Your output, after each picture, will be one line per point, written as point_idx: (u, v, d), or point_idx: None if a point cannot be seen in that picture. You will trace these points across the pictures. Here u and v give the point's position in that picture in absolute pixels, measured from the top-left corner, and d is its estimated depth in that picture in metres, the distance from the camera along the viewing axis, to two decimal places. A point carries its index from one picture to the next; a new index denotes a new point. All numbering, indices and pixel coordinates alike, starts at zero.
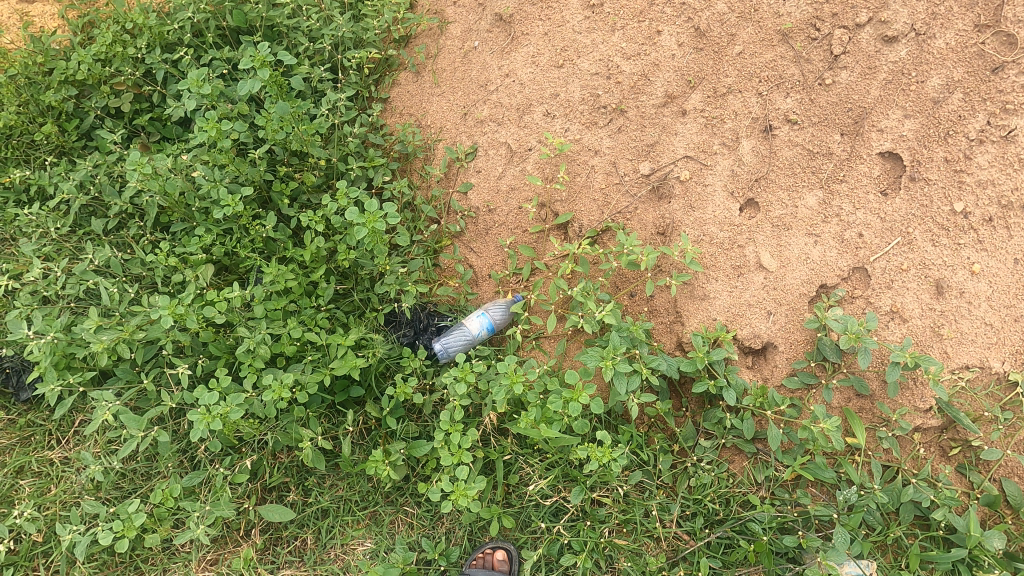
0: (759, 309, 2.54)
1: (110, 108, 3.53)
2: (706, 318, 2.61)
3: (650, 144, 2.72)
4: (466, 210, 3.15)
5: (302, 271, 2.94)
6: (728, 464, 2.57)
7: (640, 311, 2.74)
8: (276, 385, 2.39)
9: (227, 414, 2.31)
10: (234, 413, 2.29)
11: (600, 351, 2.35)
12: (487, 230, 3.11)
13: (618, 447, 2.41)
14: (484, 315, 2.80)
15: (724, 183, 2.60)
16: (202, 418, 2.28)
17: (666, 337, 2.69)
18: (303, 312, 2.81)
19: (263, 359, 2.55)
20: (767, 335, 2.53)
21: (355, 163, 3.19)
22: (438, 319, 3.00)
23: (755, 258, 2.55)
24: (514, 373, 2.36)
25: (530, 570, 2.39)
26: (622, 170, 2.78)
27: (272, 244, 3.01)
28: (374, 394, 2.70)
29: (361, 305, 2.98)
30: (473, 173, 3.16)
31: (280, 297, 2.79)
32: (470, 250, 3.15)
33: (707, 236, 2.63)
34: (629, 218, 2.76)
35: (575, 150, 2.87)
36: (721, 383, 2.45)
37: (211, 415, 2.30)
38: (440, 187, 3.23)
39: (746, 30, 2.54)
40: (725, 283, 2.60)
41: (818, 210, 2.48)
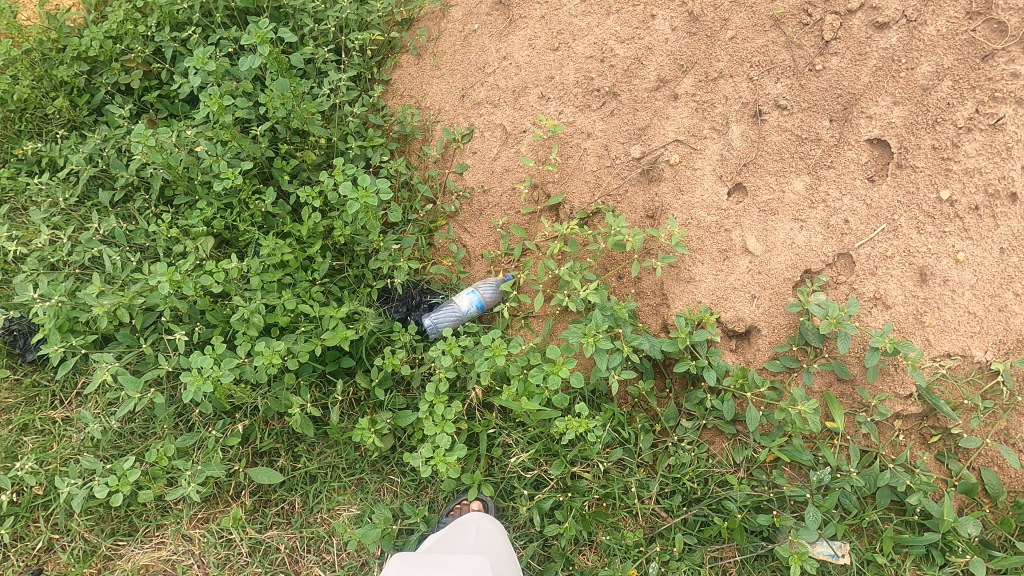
0: (744, 292, 2.57)
1: (121, 85, 3.63)
2: (690, 300, 2.65)
3: (641, 128, 2.75)
4: (461, 191, 3.21)
5: (300, 245, 3.03)
6: (709, 445, 2.61)
7: (627, 293, 2.80)
8: (268, 352, 2.47)
9: (219, 376, 2.43)
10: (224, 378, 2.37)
11: (582, 328, 2.43)
12: (481, 211, 3.17)
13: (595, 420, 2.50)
14: (474, 293, 2.87)
15: (713, 167, 2.62)
16: (195, 379, 2.39)
17: (651, 319, 2.74)
18: (298, 285, 2.89)
19: (257, 328, 2.63)
20: (751, 318, 2.57)
21: (354, 142, 3.26)
22: (430, 296, 3.07)
23: (741, 242, 2.58)
24: (497, 347, 2.45)
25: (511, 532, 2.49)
26: (614, 153, 2.81)
27: (271, 219, 3.09)
28: (365, 366, 2.77)
29: (355, 281, 3.05)
30: (469, 154, 3.20)
31: (276, 270, 2.88)
32: (465, 230, 3.21)
33: (694, 219, 2.66)
34: (619, 201, 2.80)
35: (568, 133, 2.90)
36: (702, 364, 2.50)
37: (203, 376, 2.41)
38: (436, 167, 3.28)
39: (739, 14, 2.55)
40: (710, 266, 2.62)
41: (805, 195, 2.50)
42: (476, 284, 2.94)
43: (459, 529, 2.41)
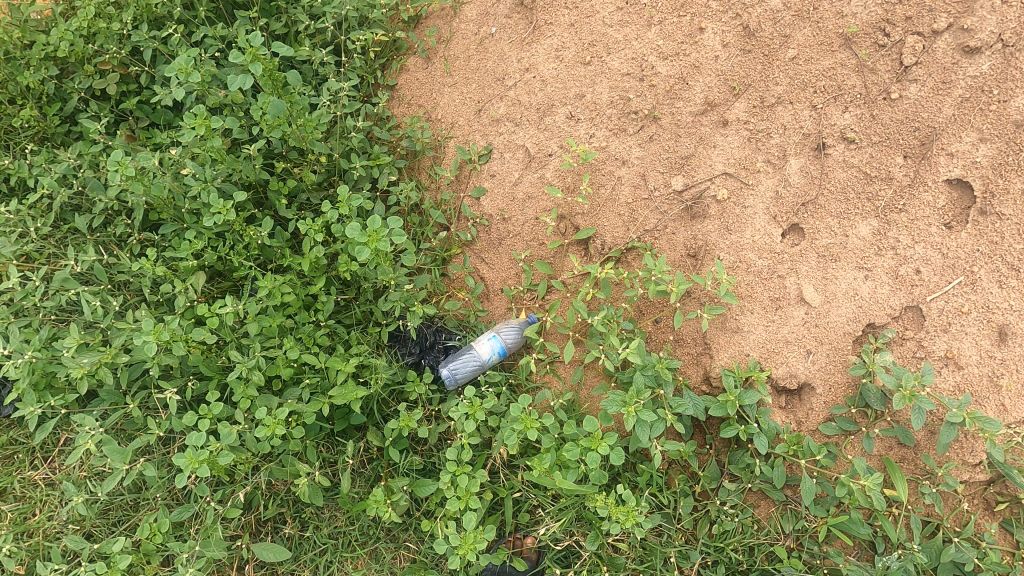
0: (798, 347, 2.32)
1: (95, 90, 3.26)
2: (736, 352, 2.40)
3: (684, 157, 2.45)
4: (478, 217, 2.90)
5: (301, 281, 2.75)
6: (753, 509, 2.41)
7: (664, 339, 2.54)
8: (270, 420, 2.22)
9: (217, 457, 2.17)
10: (222, 456, 2.12)
11: (622, 395, 2.14)
12: (500, 240, 2.87)
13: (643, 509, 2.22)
14: (495, 338, 2.61)
15: (766, 206, 2.34)
16: (189, 462, 2.12)
17: (690, 368, 2.49)
18: (301, 328, 2.63)
19: (257, 385, 2.36)
20: (805, 375, 2.32)
21: (358, 161, 2.93)
22: (445, 337, 2.77)
23: (797, 291, 2.31)
24: (527, 419, 2.20)
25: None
26: (652, 183, 2.51)
27: (268, 251, 2.78)
28: (376, 420, 2.53)
29: (363, 319, 2.80)
30: (486, 177, 2.89)
31: (276, 312, 2.60)
32: (482, 260, 2.92)
33: (743, 263, 2.38)
34: (658, 237, 2.52)
35: (599, 159, 2.59)
36: (753, 430, 2.24)
37: (198, 458, 2.14)
38: (450, 190, 2.97)
39: (803, 31, 2.23)
40: (761, 316, 2.37)
41: (872, 241, 2.22)
42: (497, 327, 2.68)
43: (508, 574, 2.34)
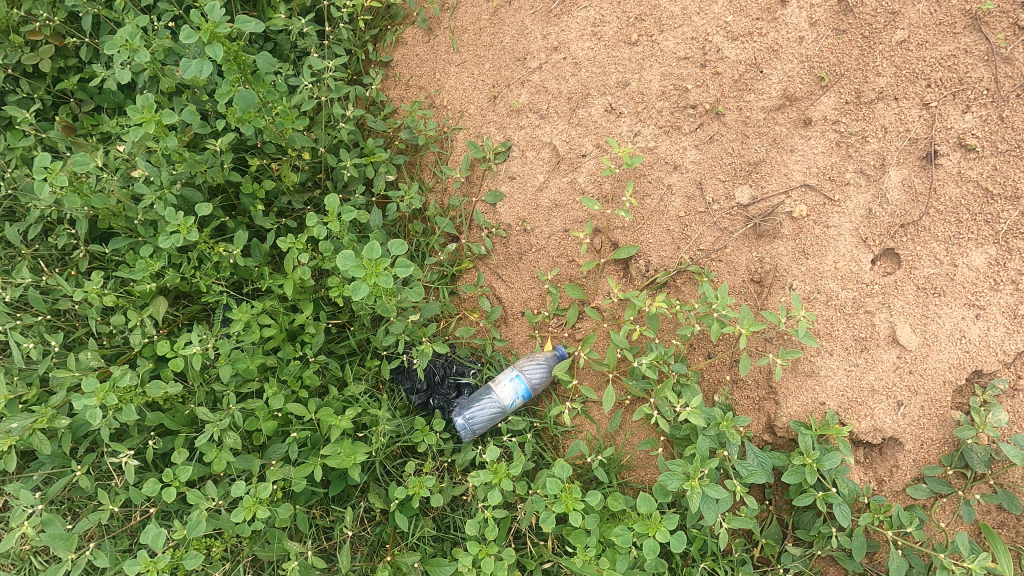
0: (887, 397, 1.94)
1: (26, 66, 2.69)
2: (810, 399, 2.01)
3: (753, 162, 2.01)
4: (494, 227, 2.44)
5: (284, 307, 2.30)
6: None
7: (719, 380, 2.14)
8: (248, 500, 1.78)
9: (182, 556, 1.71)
10: (188, 560, 1.65)
11: (683, 466, 1.75)
12: (520, 254, 2.42)
13: None
14: (519, 378, 2.19)
15: (855, 226, 1.91)
16: (145, 566, 1.66)
17: (750, 415, 2.10)
18: (285, 366, 2.19)
19: (232, 448, 1.93)
20: (892, 430, 1.95)
21: (349, 158, 2.44)
22: (456, 371, 2.36)
23: (889, 330, 1.91)
24: (569, 497, 1.77)
25: None
26: (710, 194, 2.08)
27: (243, 270, 2.31)
28: (377, 477, 2.13)
29: (358, 349, 2.37)
30: (504, 179, 2.42)
31: (255, 349, 2.16)
32: (498, 277, 2.46)
33: (822, 293, 1.97)
34: (716, 258, 2.09)
35: (646, 162, 2.14)
36: (832, 497, 1.88)
37: (157, 560, 1.68)
38: (460, 192, 2.50)
39: (917, 7, 1.79)
40: (842, 359, 1.97)
41: (987, 273, 1.81)
42: (519, 363, 2.25)
43: None
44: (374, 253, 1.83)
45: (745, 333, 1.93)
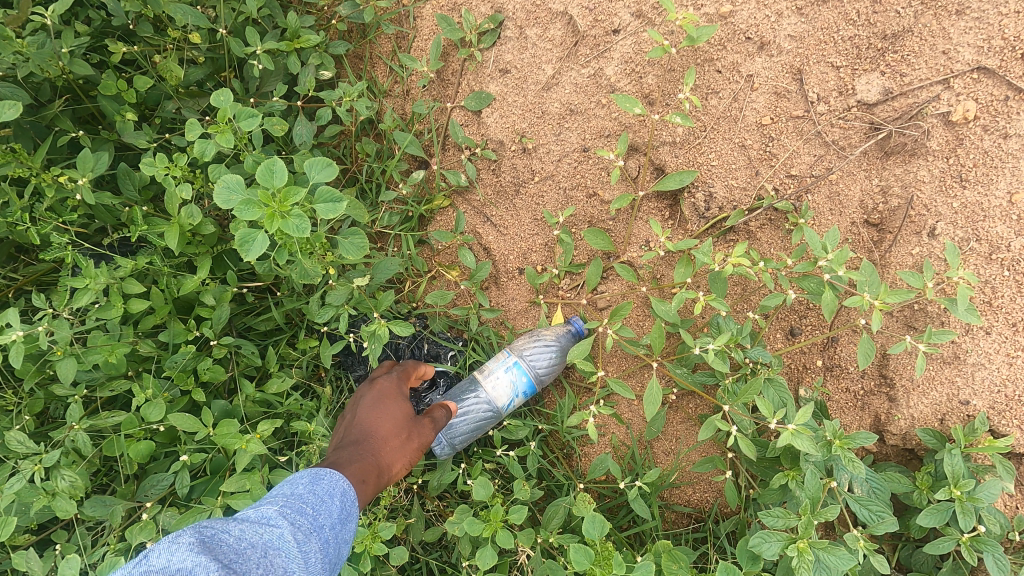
0: None
1: None
2: (946, 398, 1.38)
3: (889, 34, 1.29)
4: (479, 145, 1.69)
5: (170, 266, 1.55)
6: None
7: (806, 366, 1.50)
8: None
9: None
10: None
11: (784, 516, 1.12)
12: (517, 185, 1.68)
13: None
14: (517, 368, 1.49)
15: None
16: None
17: (850, 416, 1.46)
18: (170, 354, 1.47)
19: (74, 491, 1.23)
20: None
21: (261, 41, 1.63)
22: (431, 353, 1.68)
23: None
24: None
25: None
26: (815, 88, 1.35)
27: (105, 210, 1.55)
28: None
29: (286, 324, 1.66)
30: (493, 73, 1.65)
31: (123, 329, 1.43)
32: (485, 220, 1.73)
33: (986, 241, 1.28)
34: (813, 189, 1.40)
35: (715, 39, 1.40)
36: (984, 543, 1.27)
37: None
38: (429, 96, 1.73)
39: None
40: (1007, 341, 1.31)
41: None
42: (518, 343, 1.53)
43: None
44: (272, 180, 1.07)
45: (878, 307, 1.24)
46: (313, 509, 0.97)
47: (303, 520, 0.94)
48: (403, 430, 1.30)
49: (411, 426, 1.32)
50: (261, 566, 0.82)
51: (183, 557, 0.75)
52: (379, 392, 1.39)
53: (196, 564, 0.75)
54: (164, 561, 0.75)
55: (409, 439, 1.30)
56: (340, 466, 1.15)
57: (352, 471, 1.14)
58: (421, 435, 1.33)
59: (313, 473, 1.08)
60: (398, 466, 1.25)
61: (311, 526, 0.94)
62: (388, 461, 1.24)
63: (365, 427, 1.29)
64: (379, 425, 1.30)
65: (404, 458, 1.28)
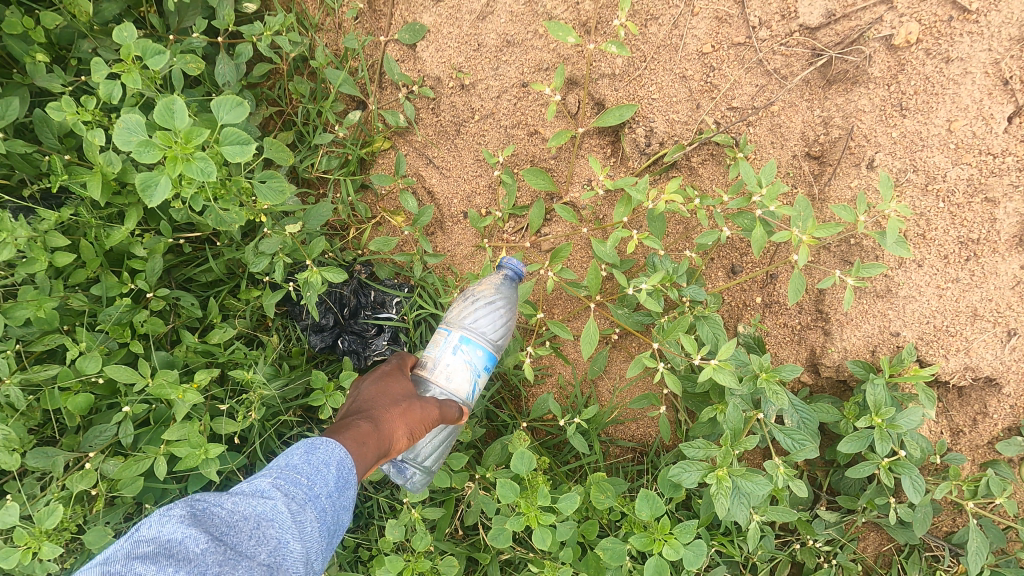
0: (994, 326, 1.32)
1: None
2: (878, 330, 1.39)
3: None
4: (416, 83, 1.61)
5: (99, 218, 1.49)
6: (857, 543, 1.62)
7: (747, 304, 1.50)
8: (22, 533, 1.12)
9: None
10: None
11: (705, 449, 1.16)
12: (458, 125, 1.61)
13: None
14: (465, 343, 1.31)
15: (994, 57, 1.17)
16: None
17: (787, 352, 1.49)
18: (103, 308, 1.45)
19: (13, 443, 1.26)
20: (992, 369, 1.36)
21: None
22: (376, 299, 1.65)
23: (1016, 228, 1.25)
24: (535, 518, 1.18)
25: None
26: (756, 9, 1.29)
27: (24, 161, 1.48)
28: (263, 456, 1.50)
29: (228, 275, 1.62)
30: (426, 3, 1.57)
31: (50, 285, 1.40)
32: (427, 161, 1.66)
33: (922, 172, 1.26)
34: (755, 121, 1.34)
35: None
36: (900, 464, 1.33)
37: None
38: (363, 29, 1.64)
39: None
40: (937, 272, 1.32)
41: None
42: (454, 319, 1.37)
43: None
44: (172, 120, 1.02)
45: (805, 243, 1.23)
46: (319, 472, 0.84)
47: (308, 486, 0.82)
48: (404, 398, 1.12)
49: (413, 399, 1.13)
50: (252, 539, 0.72)
51: (175, 528, 0.68)
52: (376, 372, 1.23)
53: (186, 538, 0.67)
54: (152, 534, 0.67)
55: (415, 409, 1.12)
56: (333, 432, 0.96)
57: (347, 435, 0.95)
58: (422, 407, 1.13)
59: (308, 442, 0.89)
60: (400, 437, 1.05)
61: (309, 495, 0.81)
62: (389, 430, 1.04)
63: (357, 415, 1.06)
64: (373, 415, 1.06)
65: (406, 429, 1.07)
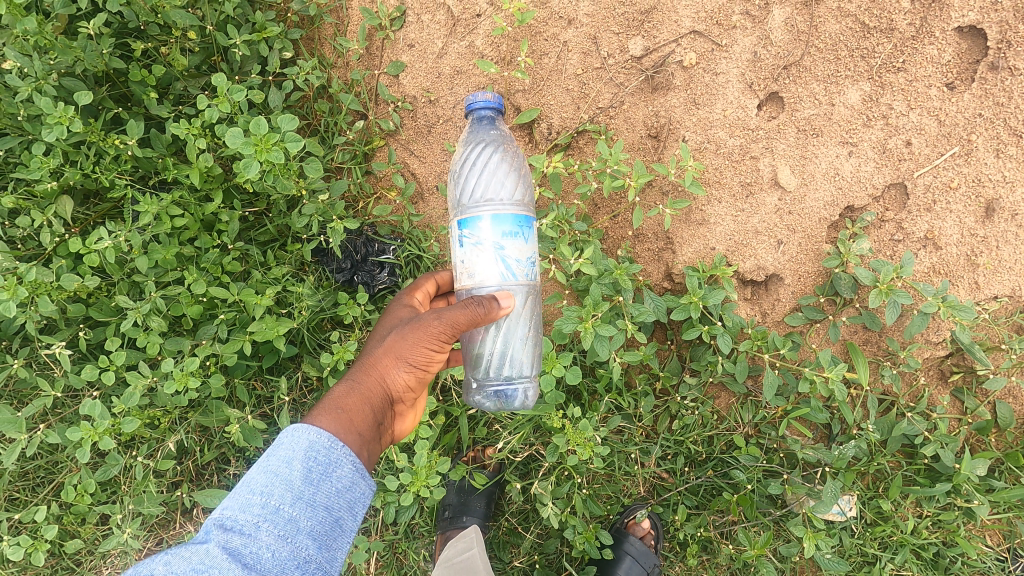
0: (768, 237, 2.08)
1: None
2: (703, 247, 2.13)
3: (644, 11, 2.06)
4: (399, 100, 2.41)
5: (196, 199, 2.27)
6: (713, 400, 2.34)
7: (622, 237, 2.21)
8: (178, 374, 1.98)
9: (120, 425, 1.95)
10: (126, 425, 1.91)
11: (578, 311, 1.95)
12: (429, 127, 2.41)
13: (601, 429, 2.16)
14: (465, 226, 1.50)
15: (741, 71, 2.00)
16: (88, 434, 1.91)
17: (652, 269, 2.20)
18: (204, 255, 2.24)
19: (160, 332, 2.07)
20: (774, 266, 2.11)
21: (238, 35, 2.29)
22: (378, 248, 2.39)
23: (771, 173, 2.03)
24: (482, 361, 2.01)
25: (516, 497, 2.29)
26: (605, 48, 2.11)
27: (146, 162, 2.26)
28: (310, 349, 2.30)
29: (280, 235, 2.39)
30: (404, 48, 2.39)
31: (171, 240, 2.18)
32: (410, 153, 2.45)
33: (712, 143, 2.05)
34: (614, 115, 2.12)
35: (541, 19, 2.16)
36: (716, 329, 2.08)
37: (97, 429, 1.93)
38: (362, 66, 2.44)
39: None
40: (729, 206, 2.08)
41: (861, 109, 1.95)
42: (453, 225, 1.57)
43: (468, 490, 2.32)
44: (260, 128, 1.91)
45: (633, 186, 1.99)
46: (276, 487, 1.28)
47: (257, 511, 1.25)
48: (387, 346, 1.61)
49: (391, 341, 1.61)
50: None
51: None
52: (379, 336, 1.75)
53: None
54: None
55: (395, 350, 1.59)
56: (335, 396, 1.50)
57: (339, 396, 1.50)
58: (400, 341, 1.59)
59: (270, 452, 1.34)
60: (388, 373, 1.58)
61: (248, 532, 1.23)
62: (378, 374, 1.57)
63: (357, 373, 1.59)
64: (367, 367, 1.59)
65: (390, 366, 1.58)
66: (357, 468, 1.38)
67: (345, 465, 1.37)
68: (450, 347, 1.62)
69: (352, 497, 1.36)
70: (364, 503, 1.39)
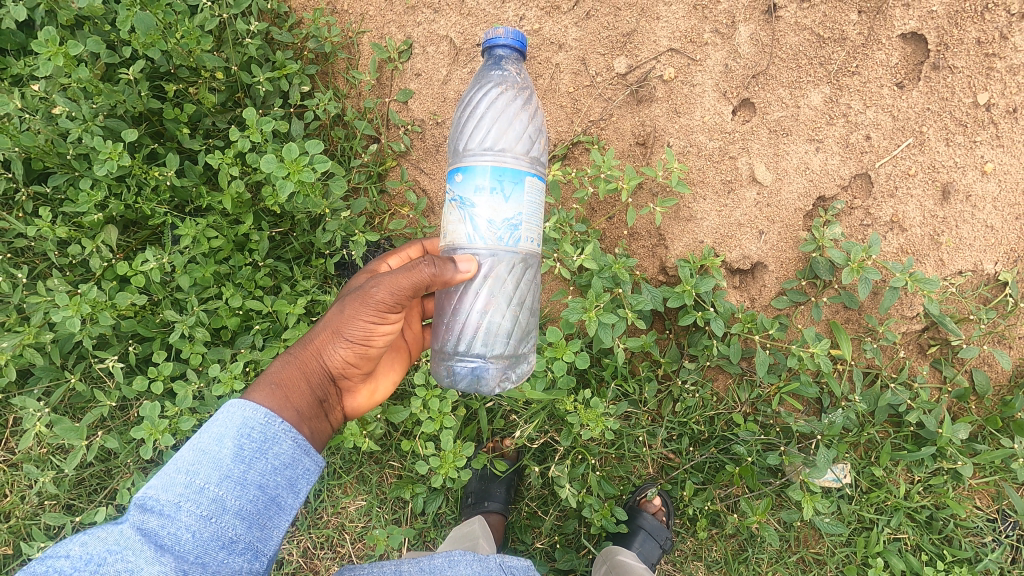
0: (751, 229, 2.30)
1: None
2: (692, 241, 2.34)
3: (626, 34, 2.32)
4: (409, 124, 2.66)
5: (227, 222, 2.47)
6: (712, 382, 2.52)
7: (618, 236, 2.43)
8: (224, 377, 2.21)
9: (177, 424, 2.18)
10: (184, 423, 2.15)
11: (582, 303, 2.16)
12: (437, 146, 2.64)
13: (610, 412, 2.34)
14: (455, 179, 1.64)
15: (715, 82, 2.25)
16: (150, 433, 2.13)
17: (648, 264, 2.41)
18: (237, 273, 2.45)
19: (204, 342, 2.30)
20: (758, 255, 2.32)
21: (261, 74, 2.55)
22: None
23: (748, 170, 2.26)
24: None
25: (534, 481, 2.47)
26: (594, 68, 2.37)
27: (182, 191, 2.48)
28: None
29: (304, 251, 2.59)
30: (411, 77, 2.65)
31: (207, 260, 2.39)
32: (421, 171, 2.68)
33: (694, 146, 2.29)
34: (604, 127, 2.37)
35: (534, 45, 2.41)
36: (709, 314, 2.28)
37: (157, 428, 2.15)
38: (373, 95, 2.69)
39: None
40: (714, 202, 2.31)
41: (823, 109, 2.19)
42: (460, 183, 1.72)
43: (489, 479, 2.51)
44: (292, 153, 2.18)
45: (626, 189, 2.20)
46: (203, 467, 1.31)
47: (180, 491, 1.28)
48: (327, 321, 1.68)
49: (331, 317, 1.68)
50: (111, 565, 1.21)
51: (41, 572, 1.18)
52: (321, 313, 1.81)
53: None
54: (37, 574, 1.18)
55: (335, 325, 1.65)
56: (272, 370, 1.54)
57: (275, 371, 1.54)
58: (340, 315, 1.66)
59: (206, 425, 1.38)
60: (329, 346, 1.63)
61: (174, 508, 1.27)
62: (318, 348, 1.62)
63: (294, 349, 1.63)
64: (305, 341, 1.64)
65: (328, 339, 1.64)
66: (298, 445, 1.43)
67: (284, 442, 1.41)
68: (389, 320, 1.69)
69: (292, 474, 1.41)
70: (304, 483, 1.43)
